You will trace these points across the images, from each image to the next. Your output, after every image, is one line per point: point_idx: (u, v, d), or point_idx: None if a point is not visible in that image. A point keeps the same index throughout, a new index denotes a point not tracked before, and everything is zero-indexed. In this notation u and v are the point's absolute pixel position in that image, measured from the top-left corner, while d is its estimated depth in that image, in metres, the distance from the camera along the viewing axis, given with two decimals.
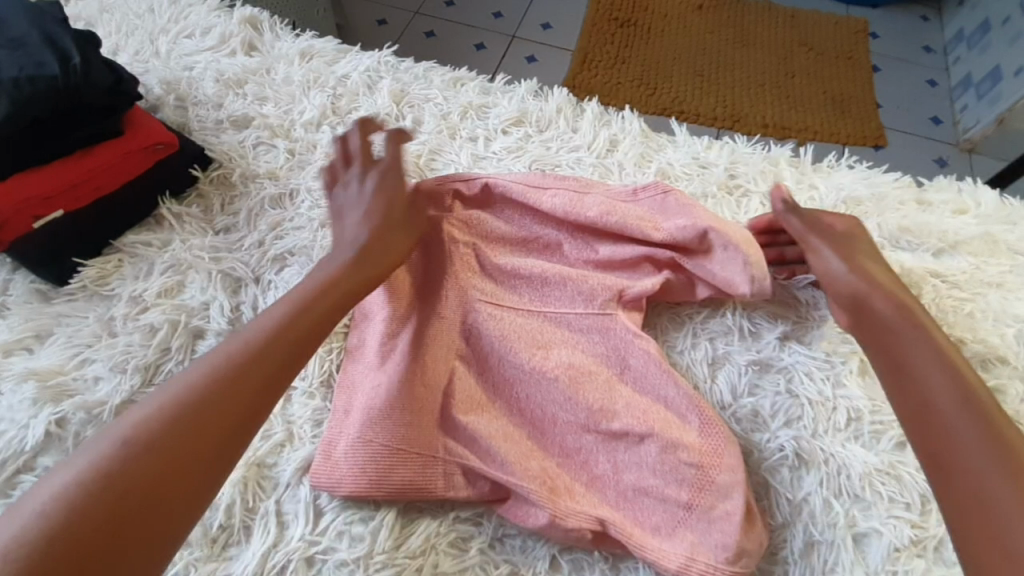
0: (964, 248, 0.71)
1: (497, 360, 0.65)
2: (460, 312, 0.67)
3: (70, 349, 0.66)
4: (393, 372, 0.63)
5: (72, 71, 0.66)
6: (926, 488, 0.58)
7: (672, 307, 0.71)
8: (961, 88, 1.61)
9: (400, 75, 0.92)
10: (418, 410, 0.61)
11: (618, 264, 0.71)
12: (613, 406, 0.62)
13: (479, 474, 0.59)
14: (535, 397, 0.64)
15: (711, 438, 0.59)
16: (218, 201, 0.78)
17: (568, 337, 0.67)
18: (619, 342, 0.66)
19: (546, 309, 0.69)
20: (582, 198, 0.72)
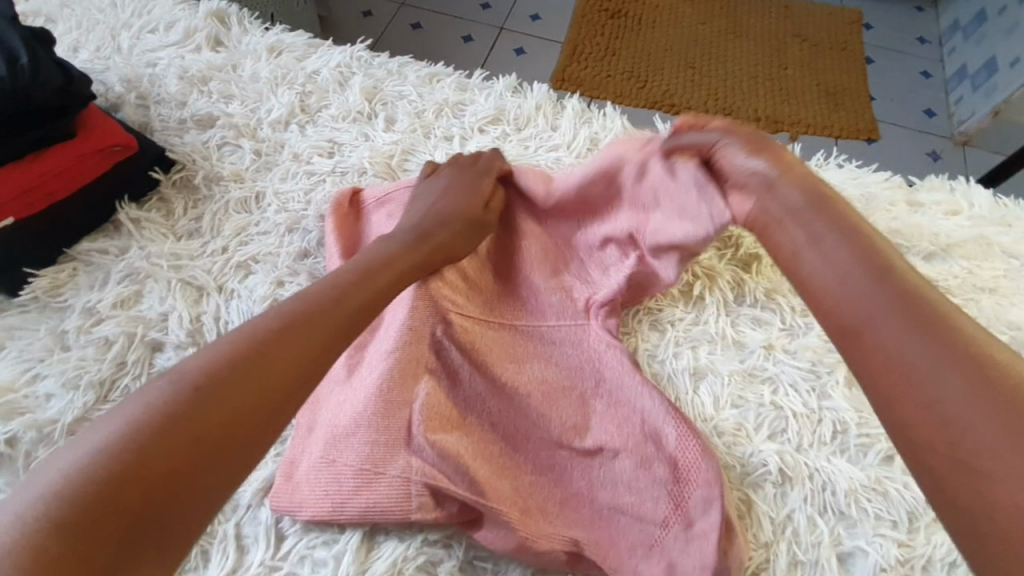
0: (957, 251, 0.68)
1: (468, 375, 0.62)
2: (430, 324, 0.64)
3: (21, 364, 0.62)
4: (361, 386, 0.61)
5: (19, 70, 0.62)
6: (913, 504, 0.56)
7: (653, 308, 0.69)
8: (956, 80, 1.58)
9: (373, 71, 0.88)
10: (384, 428, 0.58)
11: (590, 264, 0.70)
12: (587, 423, 0.60)
13: (447, 497, 0.55)
14: (509, 411, 0.61)
15: (688, 451, 0.56)
16: (180, 204, 0.75)
17: (541, 350, 0.65)
18: (593, 354, 0.64)
19: (518, 321, 0.67)
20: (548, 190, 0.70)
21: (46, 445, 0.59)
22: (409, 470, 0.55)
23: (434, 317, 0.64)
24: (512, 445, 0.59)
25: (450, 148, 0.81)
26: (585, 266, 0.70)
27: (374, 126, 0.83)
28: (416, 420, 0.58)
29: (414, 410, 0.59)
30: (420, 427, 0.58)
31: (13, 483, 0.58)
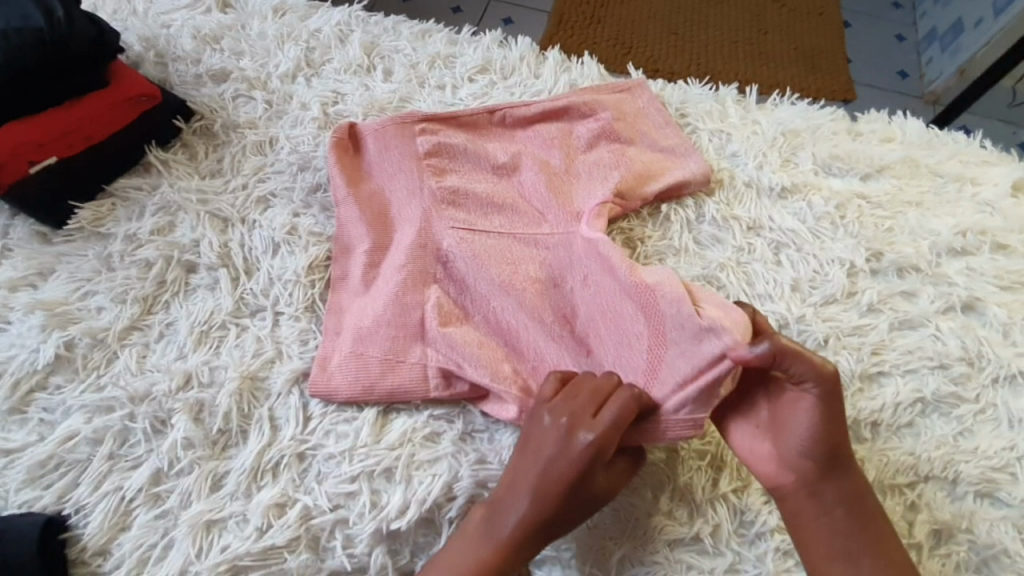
0: (889, 172, 0.79)
1: (472, 278, 0.71)
2: (434, 238, 0.73)
3: (72, 283, 0.71)
4: (378, 293, 0.71)
5: (56, 22, 0.69)
6: (843, 376, 0.66)
7: (627, 231, 0.77)
8: (926, 42, 1.66)
9: (370, 29, 0.96)
10: (401, 325, 0.68)
11: (580, 190, 0.77)
12: (572, 313, 0.69)
13: (459, 375, 0.66)
14: (508, 306, 0.69)
15: (655, 322, 0.64)
16: (201, 148, 0.83)
17: (535, 255, 0.73)
18: (580, 253, 0.71)
19: (514, 234, 0.74)
20: (520, 139, 0.83)
21: (101, 349, 0.68)
22: (425, 357, 0.67)
23: (438, 231, 0.73)
24: (513, 335, 0.68)
25: (443, 95, 0.89)
26: (575, 193, 0.77)
27: (373, 78, 0.91)
28: (428, 317, 0.69)
29: (426, 309, 0.69)
30: (433, 321, 0.68)
31: (73, 379, 0.66)
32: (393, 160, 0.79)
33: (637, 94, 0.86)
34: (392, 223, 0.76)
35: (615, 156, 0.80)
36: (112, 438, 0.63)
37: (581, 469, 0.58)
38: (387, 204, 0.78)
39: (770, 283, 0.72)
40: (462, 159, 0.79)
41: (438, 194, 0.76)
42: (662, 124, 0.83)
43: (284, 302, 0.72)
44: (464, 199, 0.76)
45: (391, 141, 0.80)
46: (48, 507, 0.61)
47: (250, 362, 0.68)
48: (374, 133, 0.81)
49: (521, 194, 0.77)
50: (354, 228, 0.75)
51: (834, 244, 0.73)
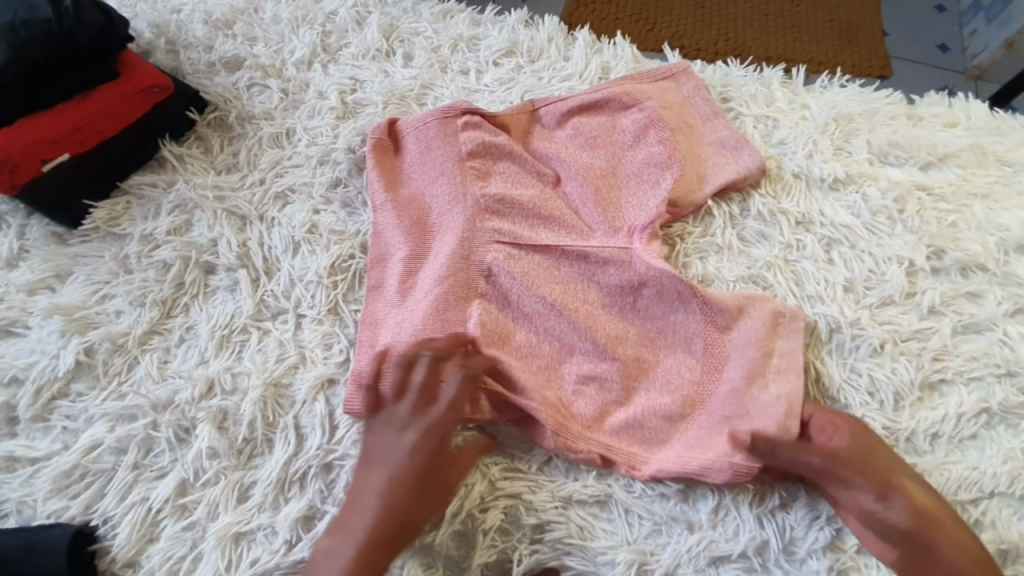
0: (953, 160, 0.73)
1: (516, 296, 0.68)
2: (479, 251, 0.69)
3: (90, 286, 0.69)
4: (416, 306, 0.67)
5: (65, 13, 0.66)
6: (902, 384, 0.62)
7: (676, 237, 0.72)
8: (972, 12, 1.50)
9: (389, 10, 0.91)
10: (442, 343, 0.65)
11: (628, 200, 0.73)
12: (625, 332, 0.67)
13: (501, 399, 0.63)
14: (556, 326, 0.66)
15: (713, 359, 0.64)
16: (217, 142, 0.80)
17: (585, 271, 0.69)
18: (636, 272, 0.68)
19: (563, 246, 0.70)
20: (568, 139, 0.77)
21: (121, 354, 0.66)
22: (466, 378, 0.63)
23: (483, 243, 0.70)
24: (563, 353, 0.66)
25: (466, 81, 0.84)
26: (624, 203, 0.73)
27: (392, 63, 0.86)
28: (470, 337, 0.65)
29: (468, 327, 0.66)
30: (476, 340, 0.65)
31: (95, 386, 0.65)
32: (434, 163, 0.75)
33: (680, 82, 0.80)
34: (431, 230, 0.72)
35: (664, 155, 0.74)
36: (136, 447, 0.62)
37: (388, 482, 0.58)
38: (426, 209, 0.74)
39: (822, 283, 0.67)
40: (507, 162, 0.75)
41: (481, 203, 0.72)
42: (708, 115, 0.78)
43: (306, 305, 0.69)
44: (509, 209, 0.72)
45: (432, 139, 0.75)
46: (75, 519, 0.60)
47: (274, 368, 0.65)
48: (415, 131, 0.77)
49: (567, 204, 0.74)
50: (392, 236, 0.72)
51: (892, 241, 0.68)
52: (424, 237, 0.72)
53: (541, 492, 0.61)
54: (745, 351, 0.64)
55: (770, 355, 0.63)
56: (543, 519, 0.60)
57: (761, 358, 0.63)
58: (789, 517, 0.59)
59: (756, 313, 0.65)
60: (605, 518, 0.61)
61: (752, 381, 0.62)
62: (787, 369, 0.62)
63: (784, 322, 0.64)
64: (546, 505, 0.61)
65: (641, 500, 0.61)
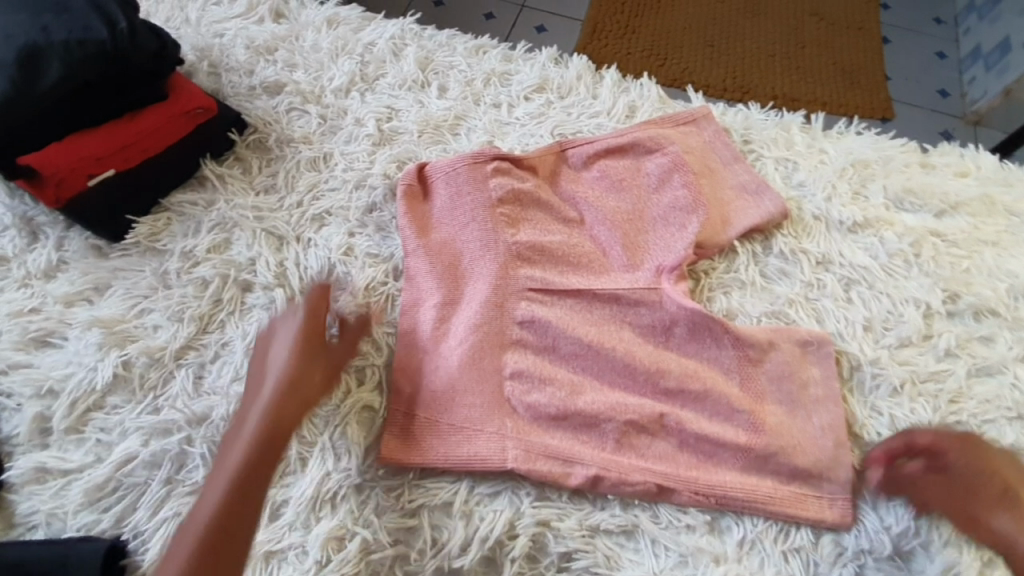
0: (964, 209, 0.77)
1: (553, 341, 0.69)
2: (513, 298, 0.71)
3: (129, 300, 0.70)
4: (451, 354, 0.68)
5: (119, 34, 0.68)
6: (919, 424, 0.65)
7: (701, 276, 0.74)
8: (971, 60, 1.53)
9: (424, 43, 0.95)
10: (478, 391, 0.66)
11: (653, 240, 0.76)
12: (667, 366, 0.67)
13: (541, 454, 0.63)
14: (592, 368, 0.68)
15: (752, 390, 0.67)
16: (256, 162, 0.82)
17: (616, 313, 0.72)
18: (665, 315, 0.70)
19: (596, 289, 0.72)
20: (595, 184, 0.80)
21: (158, 368, 0.67)
22: (504, 428, 0.64)
23: (516, 289, 0.72)
24: (605, 393, 0.67)
25: (499, 114, 0.88)
26: (649, 246, 0.76)
27: (428, 94, 0.90)
28: (508, 386, 0.67)
29: (505, 374, 0.67)
30: (516, 391, 0.66)
31: (131, 400, 0.65)
32: (464, 209, 0.76)
33: (702, 126, 0.84)
34: (464, 275, 0.74)
35: (688, 198, 0.77)
36: (169, 462, 0.62)
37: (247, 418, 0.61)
38: (458, 253, 0.75)
39: (842, 322, 0.70)
40: (535, 208, 0.78)
41: (514, 249, 0.74)
42: (730, 159, 0.81)
43: (338, 326, 0.71)
44: (541, 255, 0.74)
45: (463, 186, 0.77)
46: (106, 533, 0.60)
47: None
48: (446, 176, 0.78)
49: (595, 246, 0.76)
50: (424, 279, 0.72)
51: (908, 283, 0.72)
52: (458, 282, 0.73)
53: (570, 519, 0.62)
54: (781, 383, 0.67)
55: (805, 386, 0.67)
56: (571, 548, 0.61)
57: (798, 390, 0.66)
58: (813, 551, 0.61)
59: (787, 347, 0.68)
60: (631, 548, 0.62)
61: (794, 413, 0.66)
62: (823, 399, 0.66)
63: (813, 349, 0.68)
64: (574, 532, 0.61)
65: (668, 531, 0.62)
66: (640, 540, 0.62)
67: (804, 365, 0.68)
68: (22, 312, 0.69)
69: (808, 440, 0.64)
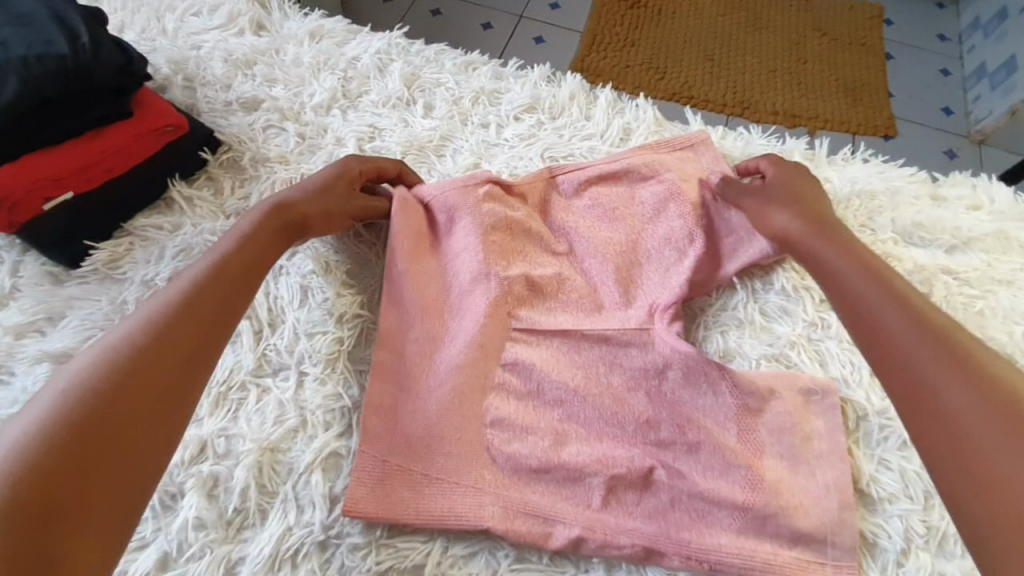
0: (977, 245, 0.73)
1: (539, 385, 0.65)
2: (499, 337, 0.67)
3: (83, 332, 0.65)
4: (431, 395, 0.64)
5: (82, 50, 0.64)
6: (930, 483, 0.60)
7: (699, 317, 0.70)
8: (975, 79, 1.48)
9: (411, 58, 0.91)
10: (458, 438, 0.62)
11: (647, 276, 0.72)
12: (656, 414, 0.63)
13: (521, 511, 0.58)
14: (580, 414, 0.64)
15: (749, 441, 0.61)
16: (229, 183, 0.78)
17: (605, 355, 0.67)
18: (656, 358, 0.66)
19: (584, 330, 0.68)
20: (587, 213, 0.76)
21: None
22: (481, 481, 0.60)
23: (501, 329, 0.67)
24: (595, 445, 0.62)
25: (487, 134, 0.84)
26: (642, 281, 0.71)
27: (413, 112, 0.85)
28: (489, 433, 0.62)
29: (487, 420, 0.63)
30: (496, 440, 0.62)
31: None
32: (459, 239, 0.72)
33: (699, 151, 0.78)
34: (450, 309, 0.69)
35: (687, 229, 0.72)
36: None
37: (101, 366, 0.48)
38: (445, 287, 0.70)
39: (847, 366, 0.66)
40: (525, 238, 0.73)
41: (506, 284, 0.69)
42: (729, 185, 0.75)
43: (308, 363, 0.66)
44: (532, 293, 0.70)
45: (457, 216, 0.72)
46: None
47: (270, 431, 0.62)
48: (440, 203, 0.73)
49: (586, 280, 0.72)
50: (408, 308, 0.67)
51: None
52: (442, 318, 0.68)
53: None
54: (781, 436, 0.62)
55: (808, 439, 0.61)
56: None
57: (799, 443, 0.61)
58: None
59: (788, 395, 0.63)
60: None
61: (796, 469, 0.60)
62: (828, 454, 0.61)
63: (817, 398, 0.63)
64: None
65: None
66: None
67: (803, 413, 0.63)
68: None
69: (809, 500, 0.58)
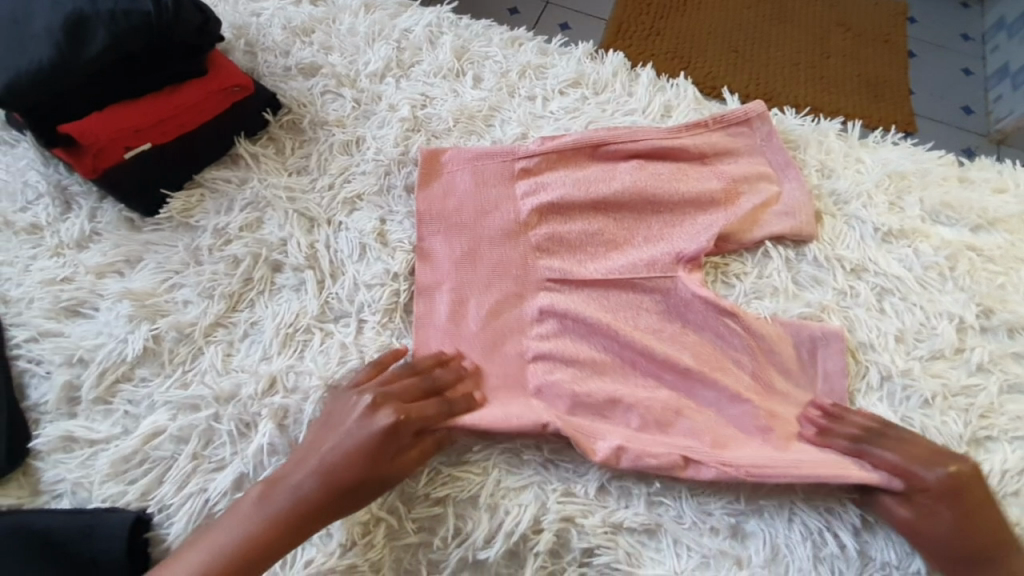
0: (1002, 225, 0.77)
1: (573, 319, 0.70)
2: (532, 288, 0.73)
3: (160, 275, 0.71)
4: (472, 336, 0.70)
5: (164, 8, 0.67)
6: (950, 440, 0.65)
7: (721, 263, 0.75)
8: (996, 79, 1.51)
9: (460, 32, 0.94)
10: (501, 367, 0.68)
11: (678, 234, 0.75)
12: (681, 352, 0.69)
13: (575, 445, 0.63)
14: (613, 345, 0.69)
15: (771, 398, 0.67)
16: (289, 144, 0.82)
17: (633, 300, 0.72)
18: (680, 302, 0.71)
19: (611, 277, 0.72)
20: (615, 172, 0.78)
21: (187, 343, 0.67)
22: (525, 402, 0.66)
23: (535, 278, 0.73)
24: (622, 373, 0.68)
25: (534, 107, 0.88)
26: (673, 239, 0.75)
27: (462, 83, 0.89)
28: (530, 367, 0.69)
29: (524, 357, 0.69)
30: (538, 370, 0.68)
31: (159, 373, 0.66)
32: (490, 199, 0.77)
33: (755, 127, 0.82)
34: (481, 254, 0.74)
35: (717, 195, 0.77)
36: (196, 438, 0.63)
37: (249, 527, 0.56)
38: (475, 236, 0.75)
39: (874, 331, 0.70)
40: (561, 194, 0.76)
41: (534, 241, 0.75)
42: (782, 165, 0.81)
43: (367, 306, 0.70)
44: (559, 245, 0.75)
45: (489, 177, 0.78)
46: (132, 504, 0.61)
47: (335, 369, 0.66)
48: (471, 164, 0.78)
49: (618, 232, 0.76)
50: (443, 263, 0.73)
51: (943, 297, 0.72)
52: (477, 262, 0.74)
53: (593, 517, 0.62)
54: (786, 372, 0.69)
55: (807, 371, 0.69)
56: (593, 544, 0.61)
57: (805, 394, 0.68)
58: (840, 558, 0.61)
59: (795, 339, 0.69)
60: (653, 547, 0.62)
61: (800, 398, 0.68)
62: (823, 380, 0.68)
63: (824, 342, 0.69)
64: (598, 530, 0.61)
65: (691, 532, 0.62)
66: (665, 542, 0.61)
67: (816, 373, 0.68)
68: (54, 281, 0.70)
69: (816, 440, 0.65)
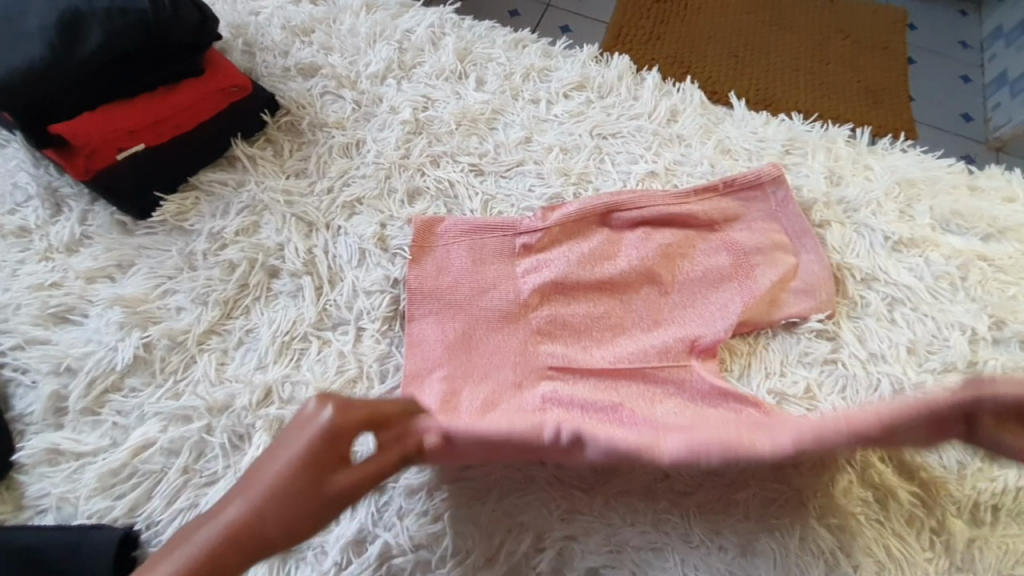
0: (1012, 235, 0.75)
1: (580, 410, 0.63)
2: (533, 378, 0.65)
3: (153, 280, 0.68)
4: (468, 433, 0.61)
5: (162, 6, 0.65)
6: (961, 455, 0.64)
7: (741, 349, 0.69)
8: (995, 86, 1.51)
9: (463, 33, 0.93)
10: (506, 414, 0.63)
11: (686, 313, 0.70)
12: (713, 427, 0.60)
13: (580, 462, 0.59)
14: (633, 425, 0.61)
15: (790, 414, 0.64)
16: (287, 146, 0.80)
17: (645, 390, 0.65)
18: (697, 394, 0.65)
19: (620, 366, 0.66)
20: (617, 247, 0.73)
21: (180, 351, 0.65)
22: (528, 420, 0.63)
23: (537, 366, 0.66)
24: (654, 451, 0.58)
25: (537, 110, 0.86)
26: (683, 319, 0.70)
27: (465, 86, 0.87)
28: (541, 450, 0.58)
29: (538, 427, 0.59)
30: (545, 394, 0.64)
31: (150, 383, 0.64)
32: (488, 277, 0.71)
33: (769, 192, 0.77)
34: (477, 339, 0.67)
35: (727, 271, 0.72)
36: (188, 450, 0.61)
37: (241, 503, 0.47)
38: (471, 319, 0.68)
39: (884, 342, 0.69)
40: (562, 271, 0.71)
41: (535, 324, 0.68)
42: (797, 233, 0.75)
43: (365, 313, 0.69)
44: (562, 328, 0.69)
45: (485, 253, 0.72)
46: (119, 520, 0.59)
47: (333, 379, 0.65)
48: (465, 239, 0.72)
49: (625, 312, 0.70)
50: (434, 348, 0.66)
51: (953, 307, 0.71)
52: (474, 342, 0.67)
53: (597, 534, 0.60)
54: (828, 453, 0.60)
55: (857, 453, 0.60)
56: (597, 563, 0.59)
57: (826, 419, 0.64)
58: None
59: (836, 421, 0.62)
60: (659, 565, 0.59)
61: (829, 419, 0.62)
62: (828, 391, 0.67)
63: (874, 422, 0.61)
64: (602, 547, 0.59)
65: (699, 550, 0.60)
66: (673, 561, 0.59)
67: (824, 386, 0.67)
68: (42, 286, 0.67)
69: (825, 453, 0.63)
